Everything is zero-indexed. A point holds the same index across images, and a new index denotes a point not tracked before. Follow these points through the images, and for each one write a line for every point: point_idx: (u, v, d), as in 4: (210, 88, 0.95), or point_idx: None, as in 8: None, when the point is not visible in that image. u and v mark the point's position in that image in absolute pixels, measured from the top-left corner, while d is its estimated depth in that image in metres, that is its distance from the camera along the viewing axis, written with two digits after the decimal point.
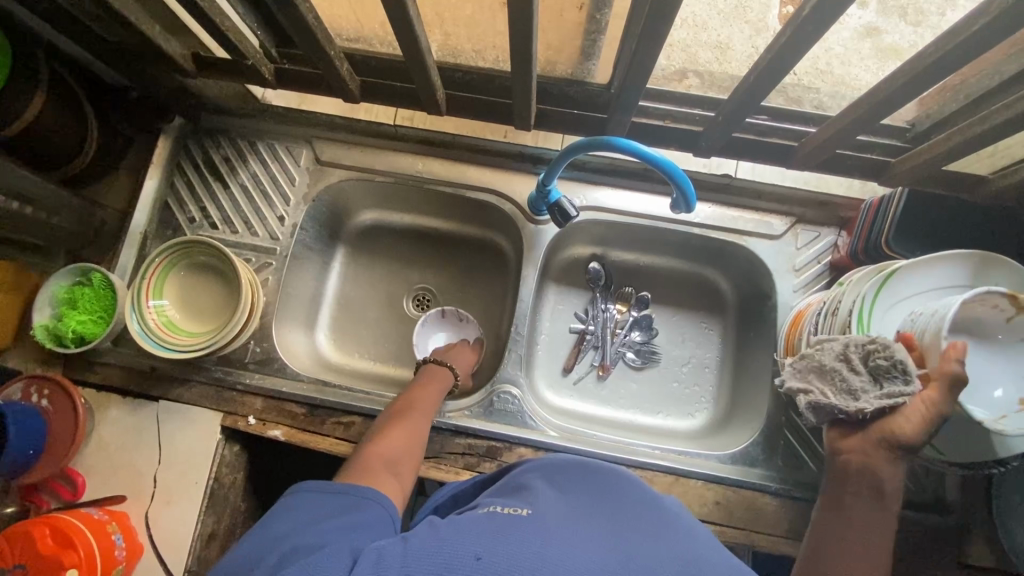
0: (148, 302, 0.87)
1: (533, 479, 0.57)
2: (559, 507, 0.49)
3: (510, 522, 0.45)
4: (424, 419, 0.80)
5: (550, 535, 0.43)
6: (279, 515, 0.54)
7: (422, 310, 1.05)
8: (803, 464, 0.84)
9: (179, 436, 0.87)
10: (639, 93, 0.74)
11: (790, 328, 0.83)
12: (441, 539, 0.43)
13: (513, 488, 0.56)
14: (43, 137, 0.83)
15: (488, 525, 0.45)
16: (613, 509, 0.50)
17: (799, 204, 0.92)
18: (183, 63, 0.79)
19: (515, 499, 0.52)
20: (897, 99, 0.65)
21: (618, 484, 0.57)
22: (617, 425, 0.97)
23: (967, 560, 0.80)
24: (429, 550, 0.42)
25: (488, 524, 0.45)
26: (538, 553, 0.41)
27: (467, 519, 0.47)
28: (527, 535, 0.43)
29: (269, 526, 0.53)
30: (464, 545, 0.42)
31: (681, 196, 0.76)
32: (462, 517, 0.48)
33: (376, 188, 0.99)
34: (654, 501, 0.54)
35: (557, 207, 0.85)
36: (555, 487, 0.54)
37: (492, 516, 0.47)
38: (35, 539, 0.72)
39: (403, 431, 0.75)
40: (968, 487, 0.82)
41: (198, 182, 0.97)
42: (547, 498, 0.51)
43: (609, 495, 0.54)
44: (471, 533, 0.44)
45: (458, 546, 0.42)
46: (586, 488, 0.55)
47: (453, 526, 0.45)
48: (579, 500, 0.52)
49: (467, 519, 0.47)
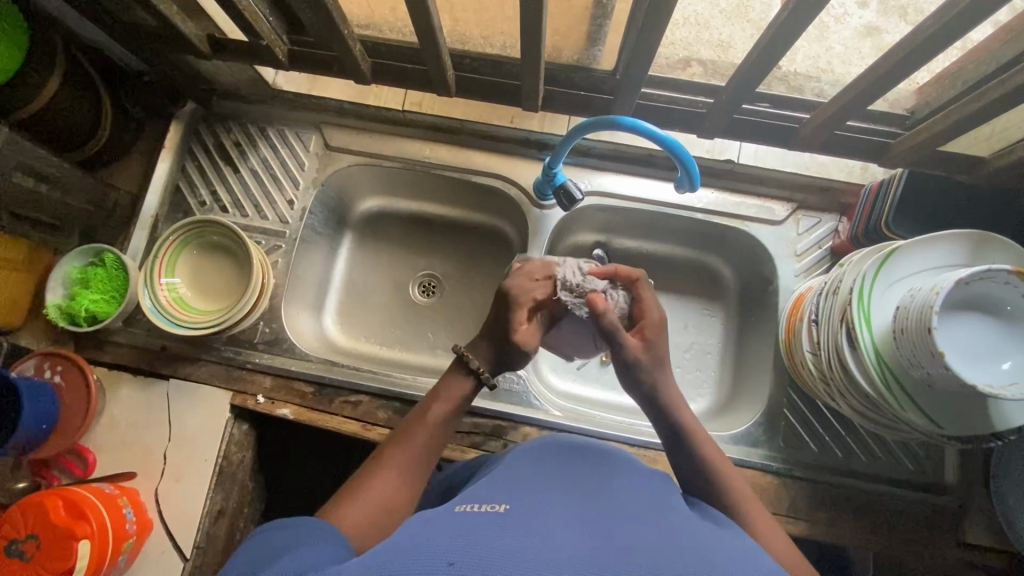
0: (161, 278, 0.89)
1: (514, 472, 0.55)
2: (543, 503, 0.47)
3: (485, 522, 0.42)
4: (429, 440, 0.64)
5: (534, 532, 0.41)
6: (244, 551, 0.47)
7: (426, 296, 1.06)
8: (803, 445, 0.86)
9: (189, 414, 0.88)
10: (644, 75, 0.76)
11: (791, 311, 0.85)
12: (415, 544, 0.39)
13: (490, 481, 0.53)
14: (58, 117, 0.85)
15: (464, 525, 0.42)
16: (598, 503, 0.48)
17: (800, 190, 0.93)
18: (200, 45, 0.81)
19: (491, 495, 0.49)
20: (895, 76, 0.67)
21: (601, 477, 0.54)
22: (620, 409, 0.98)
23: (966, 540, 0.81)
24: (402, 554, 0.38)
25: (463, 525, 0.42)
26: (518, 553, 0.38)
27: (441, 521, 0.43)
28: (510, 536, 0.40)
29: (234, 565, 0.46)
30: (439, 548, 0.38)
31: (686, 174, 0.79)
32: (434, 520, 0.44)
33: (384, 173, 1.01)
34: (646, 499, 0.51)
35: (563, 190, 0.87)
36: (536, 480, 0.52)
37: (468, 516, 0.44)
38: (48, 510, 0.73)
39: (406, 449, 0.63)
40: (966, 467, 0.83)
41: (209, 166, 0.98)
42: (527, 493, 0.49)
43: (598, 490, 0.51)
44: (446, 534, 0.40)
45: (433, 548, 0.38)
46: (570, 479, 0.53)
47: (427, 530, 0.42)
48: (561, 495, 0.49)
49: (440, 521, 0.43)
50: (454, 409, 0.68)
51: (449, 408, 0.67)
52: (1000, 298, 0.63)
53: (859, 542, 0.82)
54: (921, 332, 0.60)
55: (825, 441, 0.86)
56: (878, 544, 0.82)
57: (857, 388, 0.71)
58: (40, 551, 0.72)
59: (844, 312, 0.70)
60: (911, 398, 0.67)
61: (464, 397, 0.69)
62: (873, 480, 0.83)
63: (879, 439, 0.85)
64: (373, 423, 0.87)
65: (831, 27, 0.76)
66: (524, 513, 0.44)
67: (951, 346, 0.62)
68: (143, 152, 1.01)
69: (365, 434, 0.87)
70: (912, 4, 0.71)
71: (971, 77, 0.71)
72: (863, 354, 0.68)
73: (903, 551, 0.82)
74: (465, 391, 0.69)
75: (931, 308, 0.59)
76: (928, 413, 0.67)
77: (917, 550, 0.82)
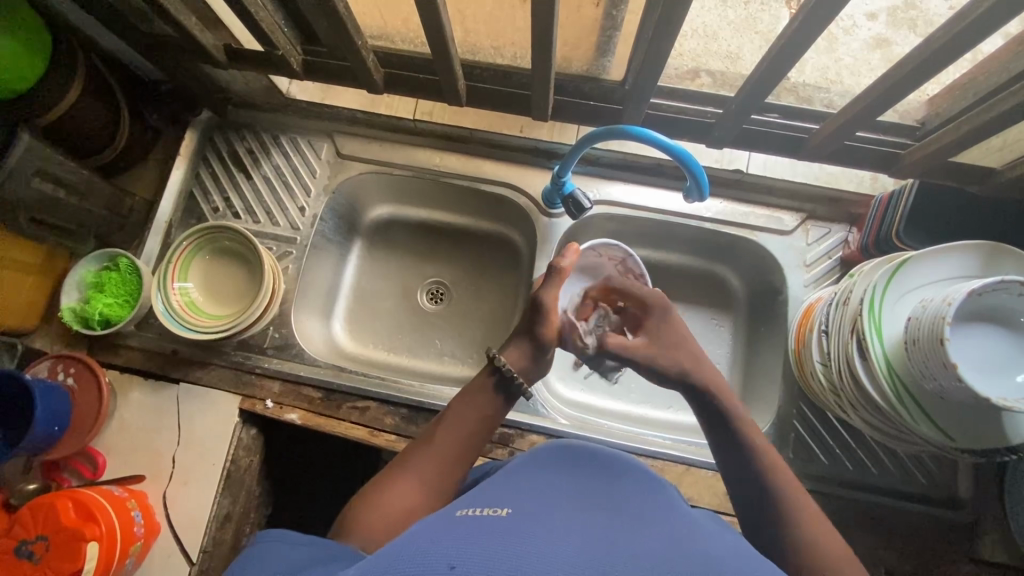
0: (173, 283, 0.90)
1: (516, 477, 0.55)
2: (543, 507, 0.46)
3: (487, 527, 0.42)
4: (452, 444, 0.65)
5: (537, 537, 0.40)
6: (262, 563, 0.48)
7: (434, 303, 1.06)
8: (813, 457, 0.85)
9: (198, 417, 0.89)
10: (654, 85, 0.77)
11: (801, 321, 0.84)
12: (417, 548, 0.39)
13: (491, 487, 0.53)
14: (79, 125, 0.87)
15: (465, 530, 0.41)
16: (600, 507, 0.47)
17: (810, 200, 0.93)
18: (216, 54, 0.83)
19: (494, 499, 0.49)
20: (906, 84, 0.67)
21: (606, 483, 0.53)
22: (627, 418, 0.98)
23: (979, 556, 0.80)
24: (403, 557, 0.38)
25: (464, 531, 0.41)
26: (520, 557, 0.37)
27: (442, 525, 0.43)
28: (513, 541, 0.40)
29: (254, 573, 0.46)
30: (437, 552, 0.38)
31: (694, 183, 0.79)
32: (435, 525, 0.43)
33: (393, 182, 1.02)
34: (655, 504, 0.51)
35: (571, 198, 0.87)
36: (538, 485, 0.52)
37: (468, 520, 0.43)
38: (58, 512, 0.74)
39: (432, 455, 0.64)
40: (979, 483, 0.82)
41: (222, 173, 1.00)
42: (529, 498, 0.48)
43: (605, 494, 0.51)
44: (449, 538, 0.40)
45: (435, 552, 0.38)
46: (571, 484, 0.52)
47: (428, 534, 0.41)
48: (565, 500, 0.48)
49: (439, 525, 0.43)
50: (481, 416, 0.67)
51: (476, 413, 0.67)
52: (1013, 308, 0.62)
53: (867, 557, 0.81)
54: (933, 341, 0.60)
55: (835, 453, 0.85)
56: (890, 560, 0.81)
57: (868, 399, 0.70)
58: (49, 553, 0.72)
59: (854, 322, 0.70)
60: (922, 409, 0.66)
61: (489, 402, 0.68)
62: (884, 494, 0.83)
63: (889, 450, 0.84)
64: (381, 430, 0.88)
65: (840, 39, 0.78)
66: (525, 518, 0.43)
67: (964, 358, 0.61)
68: (159, 158, 1.03)
69: (372, 440, 0.87)
70: (921, 16, 0.71)
71: (983, 91, 0.71)
72: (874, 365, 0.67)
73: (912, 566, 0.80)
74: (491, 394, 0.68)
75: (944, 318, 0.58)
76: (938, 423, 0.66)
77: (928, 566, 0.80)
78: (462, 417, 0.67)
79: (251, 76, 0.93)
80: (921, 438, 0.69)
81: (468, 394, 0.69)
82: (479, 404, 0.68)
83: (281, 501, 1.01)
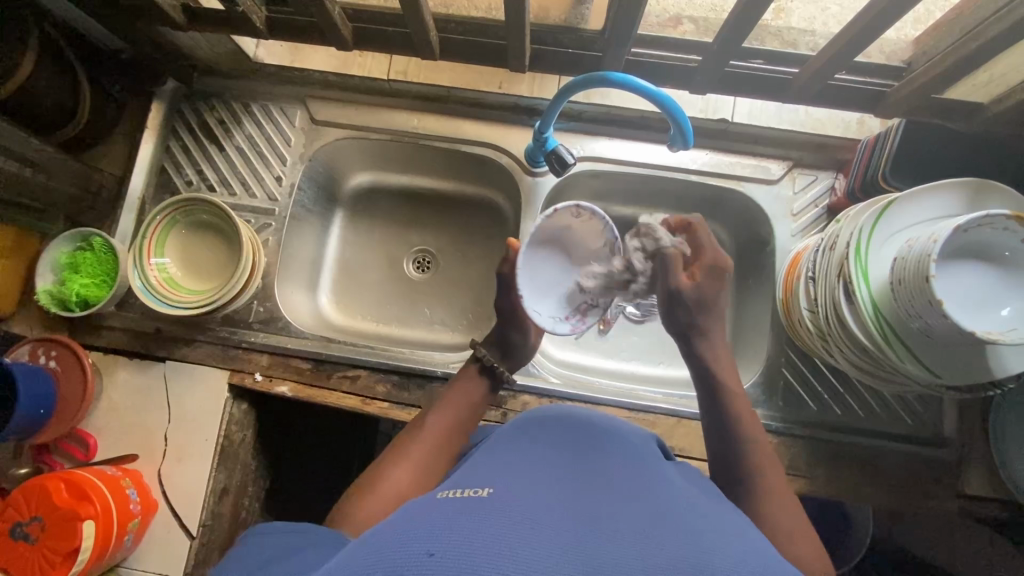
0: (150, 259, 0.88)
1: (500, 453, 0.54)
2: (526, 483, 0.46)
3: (463, 509, 0.41)
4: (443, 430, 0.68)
5: (519, 516, 0.39)
6: (245, 553, 0.49)
7: (422, 272, 1.05)
8: (803, 404, 0.86)
9: (188, 393, 0.88)
10: (636, 25, 0.73)
11: (789, 269, 0.84)
12: (396, 535, 0.38)
13: (476, 465, 0.52)
14: (36, 99, 0.83)
15: (446, 513, 0.40)
16: (586, 482, 0.47)
17: (797, 147, 0.92)
18: (173, 14, 0.79)
19: (475, 478, 0.48)
20: (888, 17, 0.65)
21: (590, 454, 0.53)
22: (618, 376, 0.99)
23: (965, 491, 0.82)
24: (380, 547, 0.37)
25: (441, 514, 0.40)
26: (499, 541, 0.37)
27: (421, 510, 0.42)
28: (492, 520, 0.39)
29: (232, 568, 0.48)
30: (414, 540, 0.37)
31: (679, 131, 0.77)
32: (414, 509, 0.42)
33: (371, 147, 0.99)
34: (646, 471, 0.51)
35: (554, 154, 0.84)
36: (522, 460, 0.51)
37: (447, 504, 0.42)
38: (49, 493, 0.73)
39: (424, 438, 0.66)
40: (965, 421, 0.83)
41: (194, 145, 0.96)
42: (511, 475, 0.47)
43: (594, 465, 0.50)
44: (429, 522, 0.39)
45: (412, 537, 0.37)
46: (558, 458, 0.52)
47: (403, 521, 0.40)
48: (554, 473, 0.48)
49: (416, 510, 0.42)
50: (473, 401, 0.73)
51: (467, 404, 0.72)
52: (1000, 244, 0.62)
53: (855, 495, 0.83)
54: (919, 280, 0.59)
55: (823, 399, 0.86)
56: (879, 496, 0.83)
57: (854, 340, 0.71)
58: (45, 533, 0.72)
59: (841, 265, 0.70)
60: (909, 348, 0.67)
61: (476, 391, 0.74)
62: (873, 435, 0.84)
63: (878, 395, 0.85)
64: (373, 397, 0.87)
65: None
66: (508, 496, 0.43)
67: (947, 296, 0.61)
68: (126, 133, 1.00)
69: (364, 407, 0.87)
70: None
71: (970, 23, 0.69)
72: (861, 306, 0.67)
73: (897, 503, 0.83)
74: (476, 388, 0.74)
75: (929, 255, 0.58)
76: (926, 362, 0.67)
77: (914, 501, 0.82)
78: (452, 403, 0.71)
79: (214, 39, 0.90)
80: (908, 377, 0.69)
81: (454, 386, 0.74)
82: (464, 395, 0.73)
83: (278, 473, 1.01)
